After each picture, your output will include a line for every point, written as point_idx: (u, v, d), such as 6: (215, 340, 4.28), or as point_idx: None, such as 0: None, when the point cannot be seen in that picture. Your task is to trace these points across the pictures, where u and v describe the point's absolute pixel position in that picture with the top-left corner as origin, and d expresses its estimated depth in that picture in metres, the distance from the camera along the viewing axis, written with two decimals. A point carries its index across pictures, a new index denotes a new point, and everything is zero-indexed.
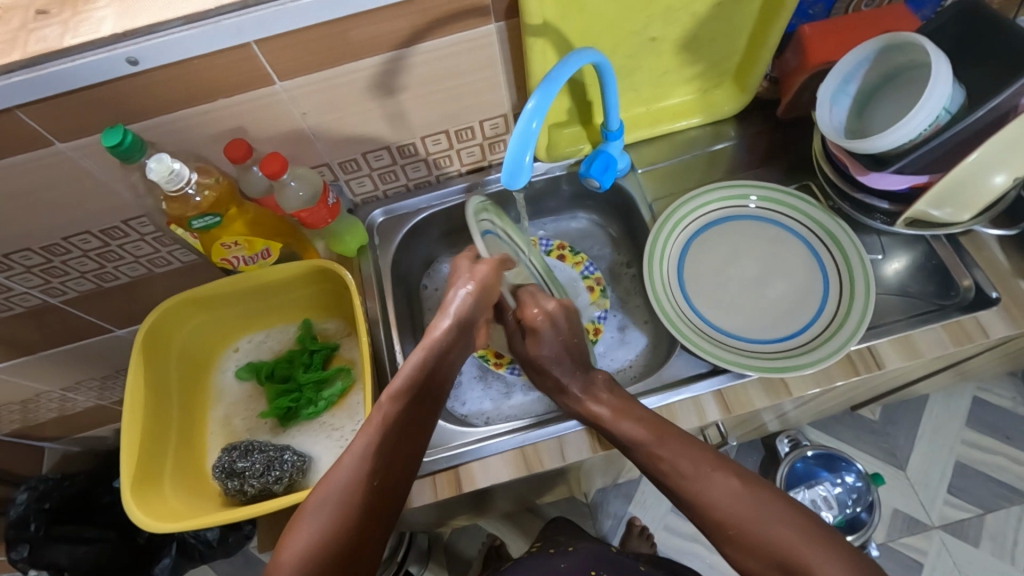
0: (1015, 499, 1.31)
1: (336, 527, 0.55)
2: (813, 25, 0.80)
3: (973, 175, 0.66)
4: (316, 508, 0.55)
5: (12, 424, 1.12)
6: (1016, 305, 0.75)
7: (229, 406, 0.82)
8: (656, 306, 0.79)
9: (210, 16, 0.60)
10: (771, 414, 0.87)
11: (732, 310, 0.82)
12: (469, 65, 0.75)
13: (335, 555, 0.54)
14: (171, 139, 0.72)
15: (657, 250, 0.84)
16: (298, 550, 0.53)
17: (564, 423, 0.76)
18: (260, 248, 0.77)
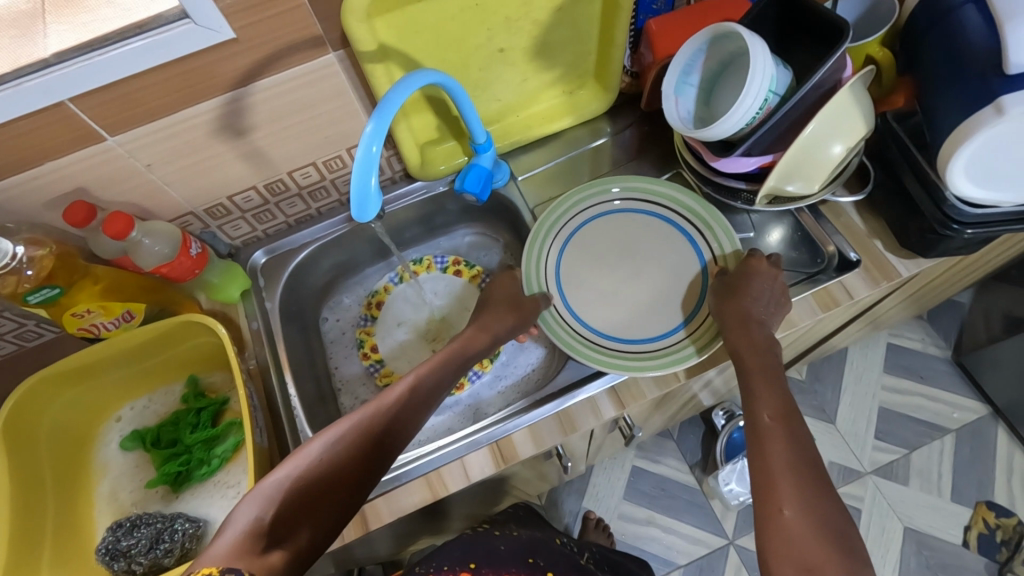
0: (935, 434, 1.39)
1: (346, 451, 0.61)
2: (658, 19, 0.82)
3: (807, 151, 0.70)
4: (312, 447, 0.61)
5: None
6: (876, 264, 0.79)
7: (115, 480, 0.77)
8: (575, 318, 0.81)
9: (9, 80, 0.57)
10: (700, 383, 0.85)
11: (604, 303, 0.82)
12: (318, 95, 0.74)
13: (315, 485, 0.58)
14: (2, 212, 0.67)
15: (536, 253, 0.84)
16: (281, 480, 0.58)
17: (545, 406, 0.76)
18: (120, 310, 0.74)
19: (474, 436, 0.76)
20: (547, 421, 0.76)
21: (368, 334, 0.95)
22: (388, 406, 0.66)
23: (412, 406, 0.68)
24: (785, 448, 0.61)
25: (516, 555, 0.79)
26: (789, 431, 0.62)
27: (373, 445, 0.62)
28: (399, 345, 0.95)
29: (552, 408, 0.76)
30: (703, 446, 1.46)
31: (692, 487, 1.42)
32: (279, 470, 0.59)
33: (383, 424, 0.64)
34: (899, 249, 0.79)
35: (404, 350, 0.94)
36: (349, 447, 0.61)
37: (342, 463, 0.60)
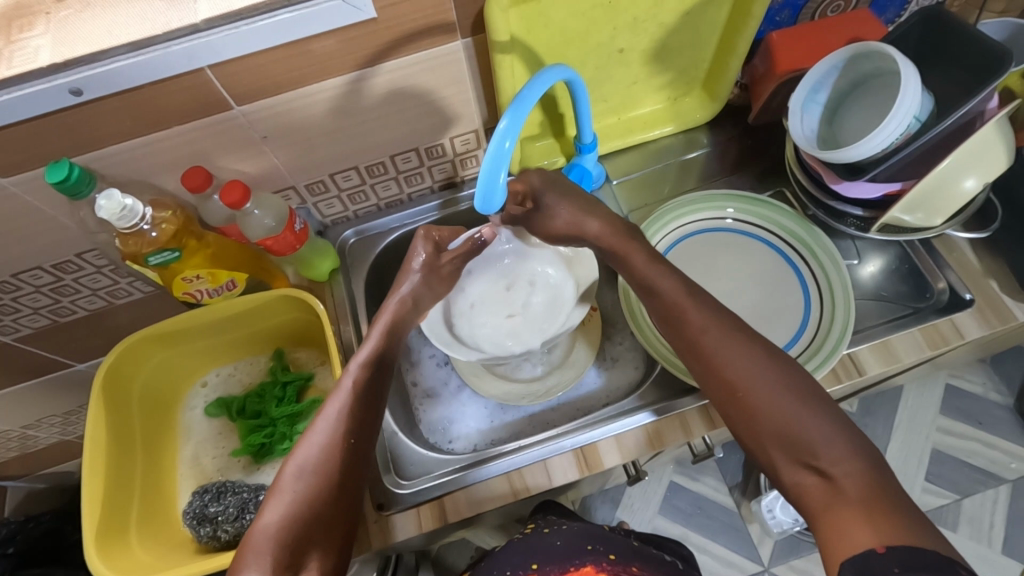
0: (990, 483, 1.32)
1: (311, 499, 0.59)
2: (780, 32, 0.80)
3: (942, 182, 0.66)
4: (290, 486, 0.58)
5: (9, 452, 1.10)
6: (990, 306, 0.76)
7: (198, 445, 0.79)
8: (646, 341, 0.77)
9: (158, 42, 0.57)
10: None
11: None
12: (436, 82, 0.73)
13: (307, 525, 0.58)
14: (122, 170, 0.68)
15: None
16: (272, 524, 0.57)
17: (635, 415, 0.75)
18: (225, 279, 0.75)
19: (559, 442, 0.75)
20: (633, 433, 0.75)
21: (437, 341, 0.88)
22: (342, 416, 0.63)
23: (358, 412, 0.65)
24: (775, 401, 0.56)
25: (576, 547, 0.77)
26: (760, 389, 0.57)
27: (347, 455, 0.62)
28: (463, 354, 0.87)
29: (649, 416, 0.75)
30: (745, 469, 1.39)
31: (730, 509, 1.36)
32: (266, 538, 0.56)
33: (346, 431, 0.63)
34: (1017, 293, 0.76)
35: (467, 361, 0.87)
36: (325, 466, 0.60)
37: (316, 505, 0.58)
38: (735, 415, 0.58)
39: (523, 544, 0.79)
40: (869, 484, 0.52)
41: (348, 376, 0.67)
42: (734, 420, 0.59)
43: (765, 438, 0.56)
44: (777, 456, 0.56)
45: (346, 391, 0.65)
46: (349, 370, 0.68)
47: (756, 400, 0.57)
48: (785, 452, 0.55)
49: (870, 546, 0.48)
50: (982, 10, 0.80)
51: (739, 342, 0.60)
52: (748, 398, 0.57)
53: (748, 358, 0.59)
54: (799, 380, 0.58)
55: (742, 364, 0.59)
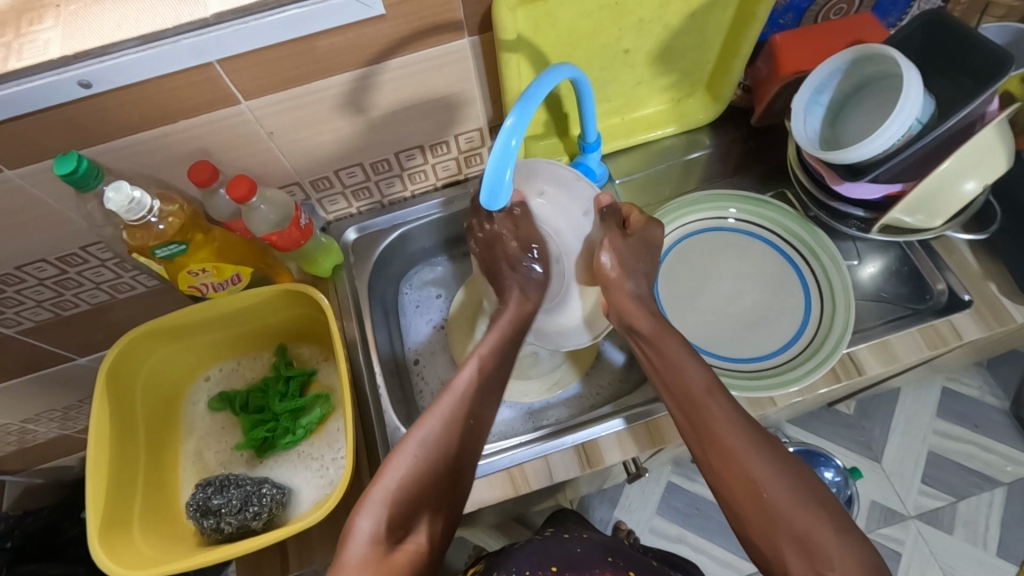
0: (986, 486, 1.33)
1: (434, 470, 0.56)
2: (783, 35, 0.80)
3: (942, 184, 0.67)
4: (407, 453, 0.56)
5: (9, 446, 1.10)
6: (988, 307, 0.76)
7: (201, 439, 0.79)
8: None
9: (168, 35, 0.57)
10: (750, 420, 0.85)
11: (704, 311, 0.82)
12: (442, 80, 0.73)
13: (425, 489, 0.56)
14: (129, 164, 0.68)
15: None
16: (392, 486, 0.54)
17: (608, 421, 0.75)
18: (230, 274, 0.75)
19: (561, 438, 0.75)
20: (635, 430, 0.75)
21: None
22: (465, 395, 0.61)
23: (484, 381, 0.63)
24: (788, 499, 0.53)
25: (596, 557, 0.75)
26: (777, 486, 0.54)
27: (469, 435, 0.59)
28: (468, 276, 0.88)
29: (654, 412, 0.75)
30: None
31: None
32: (379, 502, 0.54)
33: (469, 410, 0.60)
34: (1015, 295, 0.77)
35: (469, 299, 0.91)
36: (449, 440, 0.58)
37: (436, 478, 0.56)
38: (750, 515, 0.54)
39: (544, 547, 0.77)
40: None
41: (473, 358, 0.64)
42: (746, 519, 0.55)
43: (781, 540, 0.52)
44: (787, 555, 0.52)
45: (473, 370, 0.62)
46: (476, 352, 0.65)
47: (774, 499, 0.53)
48: (801, 557, 0.51)
49: None
50: (982, 15, 0.81)
51: (755, 437, 0.57)
52: (765, 495, 0.54)
53: (765, 457, 0.55)
54: (802, 472, 0.56)
55: (760, 463, 0.55)
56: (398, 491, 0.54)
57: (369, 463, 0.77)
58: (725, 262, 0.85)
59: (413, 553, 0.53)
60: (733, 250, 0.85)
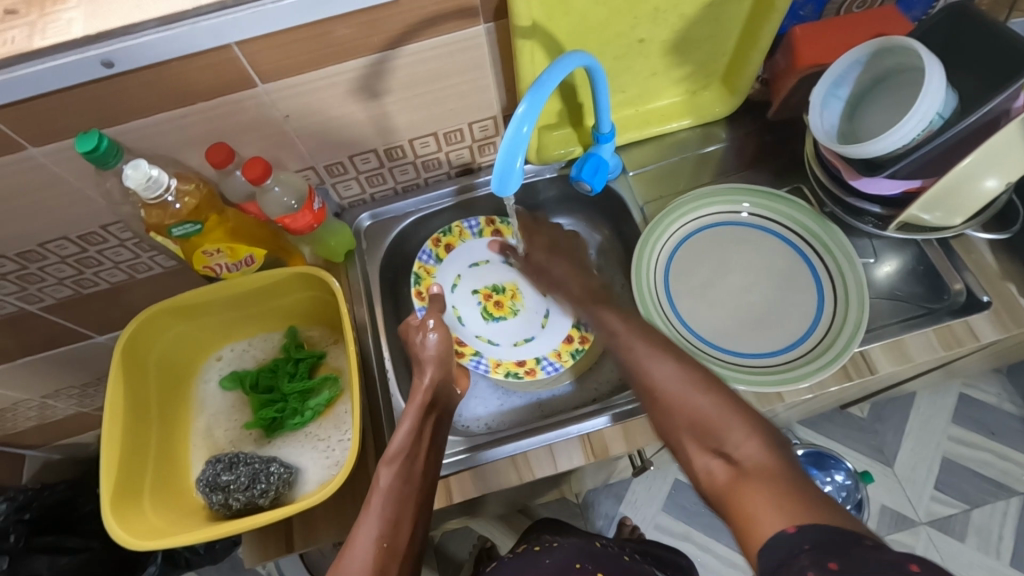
0: (1001, 494, 1.30)
1: None
2: (803, 27, 0.79)
3: (961, 182, 0.66)
4: (372, 507, 0.62)
5: (28, 421, 1.13)
6: (1006, 308, 0.75)
7: (213, 417, 0.81)
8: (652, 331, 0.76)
9: (187, 17, 0.58)
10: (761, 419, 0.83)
11: (711, 307, 0.82)
12: (456, 67, 0.73)
13: (393, 536, 0.60)
14: (148, 144, 0.70)
15: (652, 237, 0.83)
16: (365, 541, 0.59)
17: (595, 418, 0.75)
18: (244, 254, 0.76)
19: (564, 428, 0.75)
20: (641, 422, 0.75)
21: (493, 223, 0.94)
22: (412, 443, 0.67)
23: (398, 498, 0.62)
24: (688, 398, 0.59)
25: (564, 566, 0.75)
26: (682, 394, 0.59)
27: (390, 554, 0.59)
28: (473, 268, 0.93)
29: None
30: None
31: None
32: None
33: (417, 458, 0.66)
34: None
35: (505, 269, 0.94)
36: (405, 490, 0.63)
37: None
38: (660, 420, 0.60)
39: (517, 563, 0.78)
40: (775, 459, 0.51)
41: (381, 477, 0.64)
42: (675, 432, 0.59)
43: (680, 426, 0.58)
44: (691, 447, 0.56)
45: (412, 421, 0.69)
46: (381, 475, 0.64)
47: (668, 398, 0.60)
48: (694, 436, 0.56)
49: (781, 528, 0.45)
50: (1010, 10, 0.79)
51: (666, 357, 0.65)
52: (666, 404, 0.60)
53: (672, 377, 0.62)
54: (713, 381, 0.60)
55: (684, 390, 0.60)
56: None
57: (375, 445, 0.77)
58: (737, 256, 0.84)
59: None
60: (745, 244, 0.85)
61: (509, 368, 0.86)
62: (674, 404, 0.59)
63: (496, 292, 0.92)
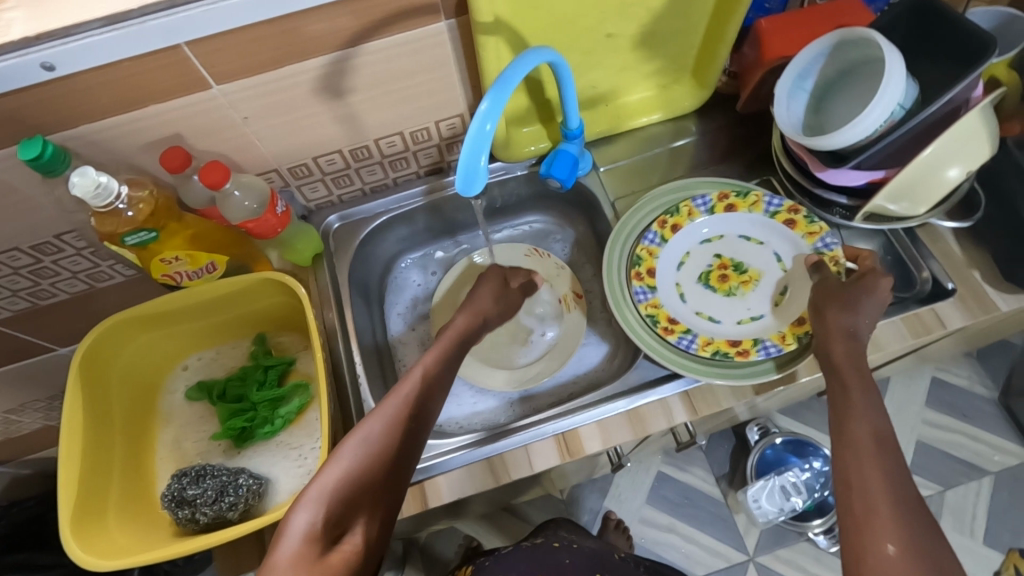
0: (975, 475, 1.33)
1: (367, 469, 0.57)
2: (769, 19, 0.79)
3: (925, 171, 0.66)
4: (349, 452, 0.57)
5: None
6: (972, 295, 0.76)
7: (180, 429, 0.78)
8: (626, 329, 0.76)
9: (133, 16, 0.56)
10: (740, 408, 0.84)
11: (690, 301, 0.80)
12: (420, 64, 0.72)
13: (361, 489, 0.56)
14: (100, 149, 0.67)
15: (627, 227, 0.83)
16: (329, 484, 0.55)
17: (609, 405, 0.75)
18: (204, 262, 0.74)
19: (540, 427, 0.75)
20: (616, 420, 0.75)
21: (795, 212, 0.79)
22: (412, 399, 0.63)
23: (430, 388, 0.65)
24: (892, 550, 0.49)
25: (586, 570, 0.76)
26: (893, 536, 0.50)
27: (409, 441, 0.61)
28: (681, 269, 0.82)
29: (666, 393, 0.75)
30: (731, 459, 1.39)
31: (717, 499, 1.37)
32: (317, 496, 0.54)
33: (412, 418, 0.61)
34: (1000, 283, 0.76)
35: (767, 258, 0.80)
36: (387, 447, 0.59)
37: (370, 475, 0.57)
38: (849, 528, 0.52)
39: (533, 553, 0.77)
40: None
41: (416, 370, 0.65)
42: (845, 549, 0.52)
43: None
44: None
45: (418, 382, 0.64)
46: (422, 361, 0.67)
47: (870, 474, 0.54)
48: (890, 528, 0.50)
49: None
50: None
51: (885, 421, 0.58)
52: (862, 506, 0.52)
53: (901, 481, 0.53)
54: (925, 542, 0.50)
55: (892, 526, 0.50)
56: (336, 486, 0.55)
57: None
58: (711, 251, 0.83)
59: (350, 553, 0.53)
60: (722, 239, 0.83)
61: (721, 347, 0.74)
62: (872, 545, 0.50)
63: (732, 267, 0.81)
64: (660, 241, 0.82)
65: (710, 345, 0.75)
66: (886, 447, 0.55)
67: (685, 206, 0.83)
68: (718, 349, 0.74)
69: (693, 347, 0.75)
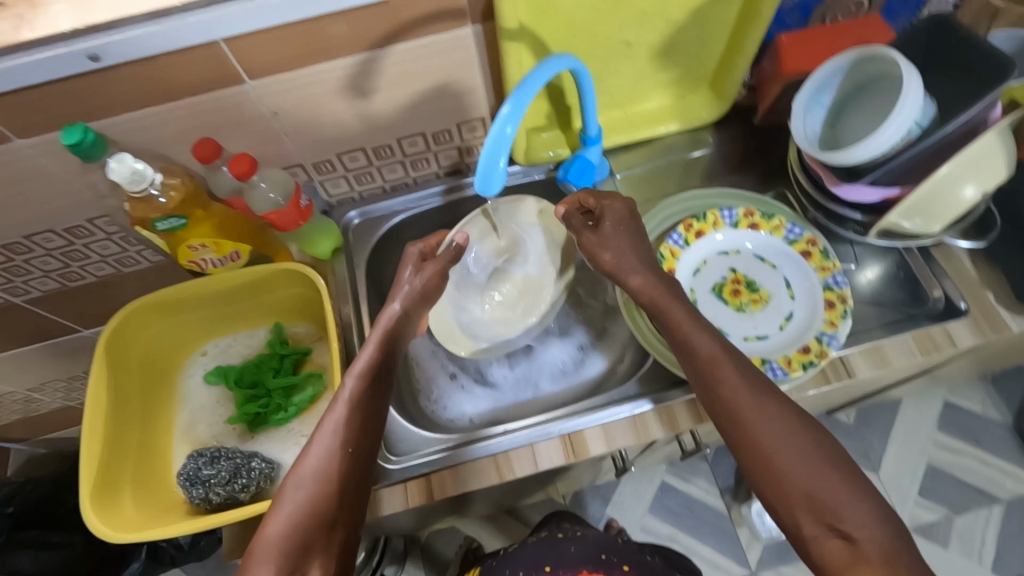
0: (984, 501, 1.31)
1: (313, 509, 0.57)
2: (789, 34, 0.80)
3: (940, 188, 0.66)
4: (289, 496, 0.57)
5: (15, 414, 1.13)
6: (984, 316, 0.76)
7: (196, 411, 0.81)
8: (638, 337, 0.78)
9: (174, 12, 0.58)
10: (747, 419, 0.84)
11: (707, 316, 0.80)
12: (444, 67, 0.74)
13: (308, 535, 0.56)
14: (135, 137, 0.70)
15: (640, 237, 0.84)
16: (275, 536, 0.56)
17: (615, 408, 0.76)
18: (229, 249, 0.77)
19: (546, 427, 0.76)
20: (622, 423, 0.76)
21: (812, 245, 0.80)
22: (355, 404, 0.63)
23: (369, 394, 0.64)
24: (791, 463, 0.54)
25: (590, 556, 0.76)
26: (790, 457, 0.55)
27: (355, 458, 0.61)
28: (697, 275, 0.82)
29: (652, 403, 0.76)
30: (736, 472, 1.39)
31: (720, 511, 1.36)
32: (267, 550, 0.55)
33: (346, 440, 0.61)
34: (1014, 305, 0.76)
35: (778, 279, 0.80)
36: (319, 483, 0.58)
37: (319, 513, 0.57)
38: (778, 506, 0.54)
39: (539, 548, 0.79)
40: (892, 549, 0.50)
41: (348, 380, 0.65)
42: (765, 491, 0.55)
43: (794, 506, 0.54)
44: (800, 518, 0.53)
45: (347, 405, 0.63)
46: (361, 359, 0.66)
47: (783, 462, 0.55)
48: (810, 512, 0.53)
49: None
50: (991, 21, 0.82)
51: (770, 408, 0.57)
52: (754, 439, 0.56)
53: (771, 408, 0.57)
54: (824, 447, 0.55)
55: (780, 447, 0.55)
56: (286, 529, 0.56)
57: None
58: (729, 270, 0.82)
59: None
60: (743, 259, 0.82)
61: (802, 359, 0.72)
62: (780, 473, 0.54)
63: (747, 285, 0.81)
64: (684, 243, 0.82)
65: (794, 360, 0.72)
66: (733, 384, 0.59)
67: (711, 215, 0.83)
68: None
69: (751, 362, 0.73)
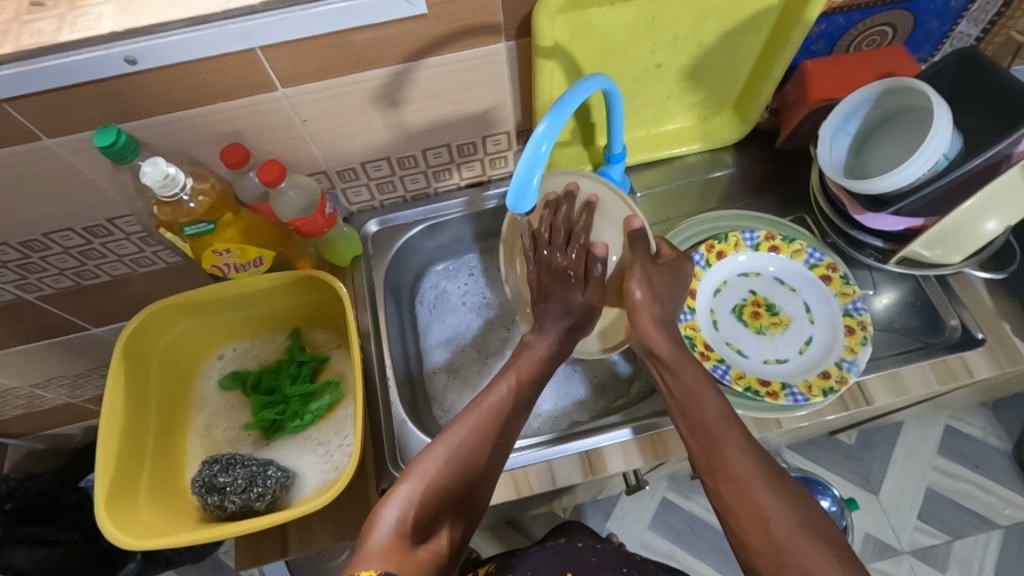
0: (982, 527, 1.32)
1: (452, 478, 0.58)
2: (814, 61, 0.81)
3: (964, 221, 0.67)
4: (434, 456, 0.59)
5: (15, 409, 1.12)
6: (1001, 347, 0.76)
7: (212, 416, 0.81)
8: None
9: (216, 19, 0.58)
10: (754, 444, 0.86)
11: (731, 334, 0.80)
12: (475, 81, 0.74)
13: (444, 500, 0.57)
14: (165, 140, 0.70)
15: None
16: (419, 486, 0.56)
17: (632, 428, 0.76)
18: (253, 256, 0.76)
19: (564, 443, 0.76)
20: (639, 442, 0.75)
21: (833, 270, 0.80)
22: (512, 401, 0.66)
23: (524, 396, 0.67)
24: (783, 531, 0.53)
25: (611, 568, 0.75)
26: (790, 531, 0.53)
27: (493, 447, 0.62)
28: (717, 296, 0.82)
29: (632, 433, 0.76)
30: None
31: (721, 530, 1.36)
32: (403, 498, 0.55)
33: (496, 429, 0.63)
34: None
35: (798, 303, 0.81)
36: (468, 450, 0.60)
37: (456, 484, 0.59)
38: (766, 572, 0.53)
39: (561, 552, 0.75)
40: None
41: (506, 380, 0.68)
42: (754, 555, 0.54)
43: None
44: None
45: (503, 391, 0.66)
46: (521, 358, 0.70)
47: (780, 535, 0.53)
48: None
49: None
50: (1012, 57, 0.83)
51: (773, 483, 0.56)
52: (760, 508, 0.55)
53: (776, 482, 0.56)
54: (819, 520, 0.54)
55: (776, 503, 0.55)
56: (422, 491, 0.56)
57: (375, 457, 0.77)
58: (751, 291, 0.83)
59: (434, 553, 0.54)
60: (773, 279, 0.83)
61: (823, 384, 0.73)
62: (775, 540, 0.53)
63: (766, 306, 0.81)
64: (706, 264, 0.83)
65: (814, 386, 0.73)
66: (732, 425, 0.60)
67: (733, 236, 0.83)
68: (750, 385, 0.74)
69: (804, 400, 0.72)
